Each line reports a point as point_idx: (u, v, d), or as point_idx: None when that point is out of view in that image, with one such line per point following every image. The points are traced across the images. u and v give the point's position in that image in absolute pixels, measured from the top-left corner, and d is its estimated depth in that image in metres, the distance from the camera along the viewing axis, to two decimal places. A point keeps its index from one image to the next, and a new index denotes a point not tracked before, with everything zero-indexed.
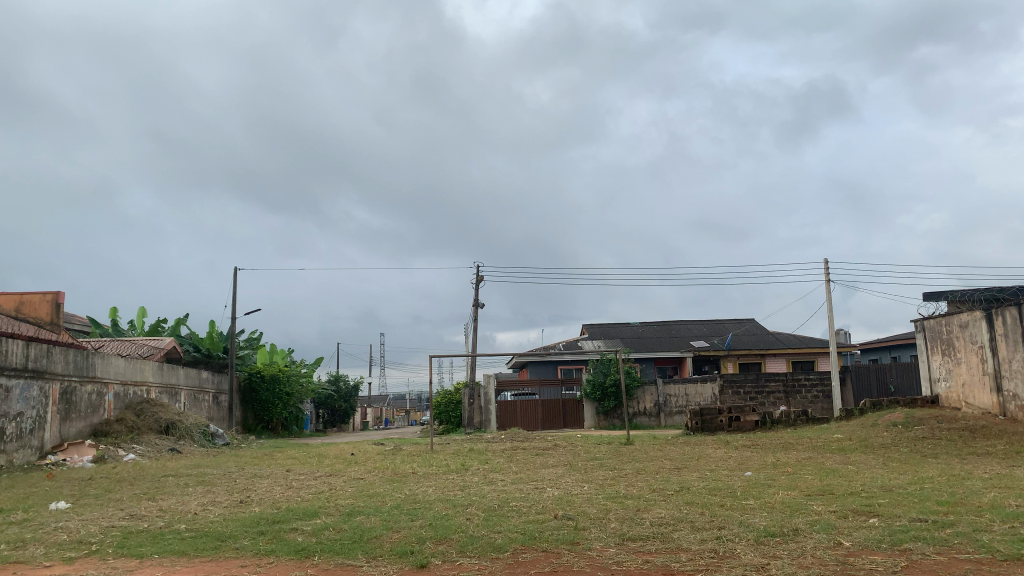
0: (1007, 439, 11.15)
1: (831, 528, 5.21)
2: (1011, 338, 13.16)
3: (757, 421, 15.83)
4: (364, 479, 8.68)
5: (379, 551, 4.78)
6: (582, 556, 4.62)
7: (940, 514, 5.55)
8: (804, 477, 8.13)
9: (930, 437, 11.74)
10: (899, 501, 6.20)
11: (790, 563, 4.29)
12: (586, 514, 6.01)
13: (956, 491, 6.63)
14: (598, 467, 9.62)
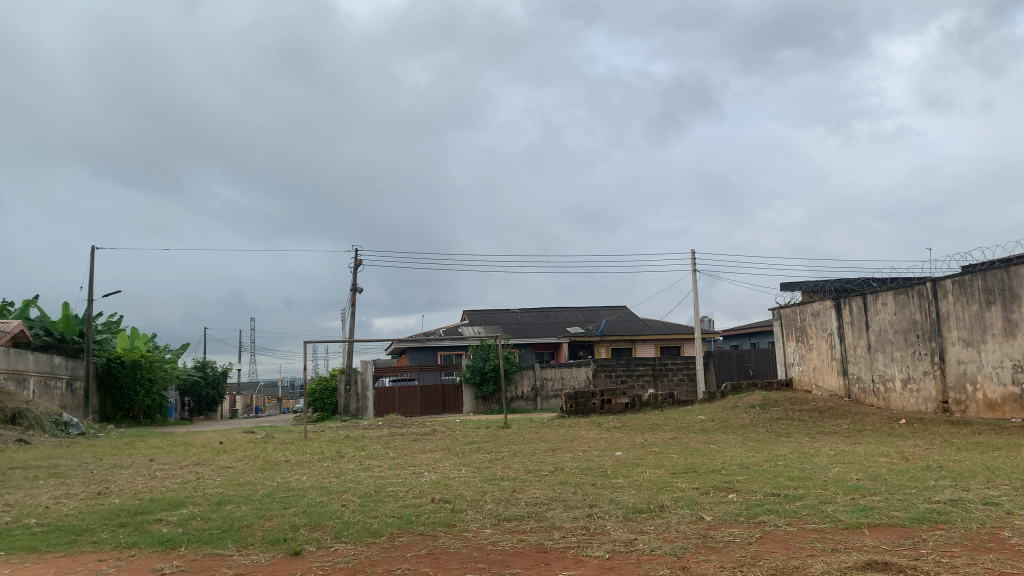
0: (851, 418, 12.10)
1: (694, 503, 5.51)
2: (857, 325, 14.24)
3: (627, 403, 16.45)
4: (233, 468, 8.38)
5: (251, 539, 4.65)
6: (459, 537, 4.67)
7: (791, 488, 5.97)
8: (670, 456, 8.55)
9: (784, 417, 12.58)
10: (755, 477, 6.64)
11: (656, 538, 4.51)
12: (463, 496, 6.08)
13: (805, 467, 7.16)
14: (475, 450, 9.75)
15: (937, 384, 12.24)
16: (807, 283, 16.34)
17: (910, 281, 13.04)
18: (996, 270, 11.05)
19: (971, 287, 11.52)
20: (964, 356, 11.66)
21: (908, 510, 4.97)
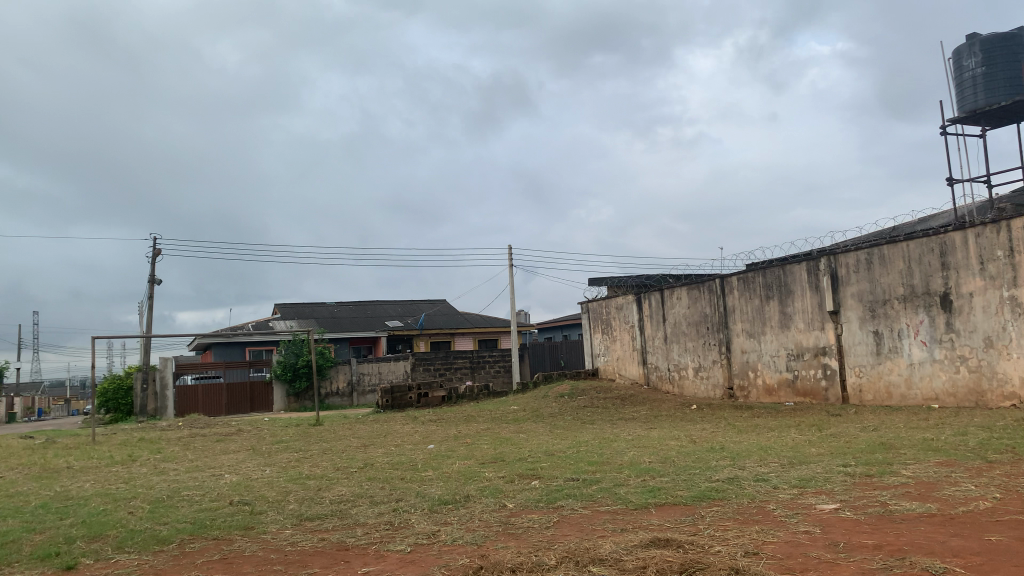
0: (649, 405, 12.93)
1: (498, 492, 5.66)
2: (655, 318, 15.21)
3: (443, 396, 16.57)
4: (2, 478, 7.55)
5: (16, 556, 4.21)
6: (256, 540, 4.50)
7: (590, 473, 6.29)
8: (479, 447, 8.71)
9: (590, 405, 13.21)
10: (557, 463, 6.93)
11: (459, 528, 4.58)
12: (265, 497, 5.86)
13: (604, 452, 7.56)
14: (282, 449, 9.42)
15: (724, 371, 13.34)
16: (612, 279, 17.21)
17: (703, 277, 14.11)
18: (774, 268, 12.21)
19: (753, 283, 12.66)
20: (747, 346, 12.81)
21: (690, 489, 5.40)
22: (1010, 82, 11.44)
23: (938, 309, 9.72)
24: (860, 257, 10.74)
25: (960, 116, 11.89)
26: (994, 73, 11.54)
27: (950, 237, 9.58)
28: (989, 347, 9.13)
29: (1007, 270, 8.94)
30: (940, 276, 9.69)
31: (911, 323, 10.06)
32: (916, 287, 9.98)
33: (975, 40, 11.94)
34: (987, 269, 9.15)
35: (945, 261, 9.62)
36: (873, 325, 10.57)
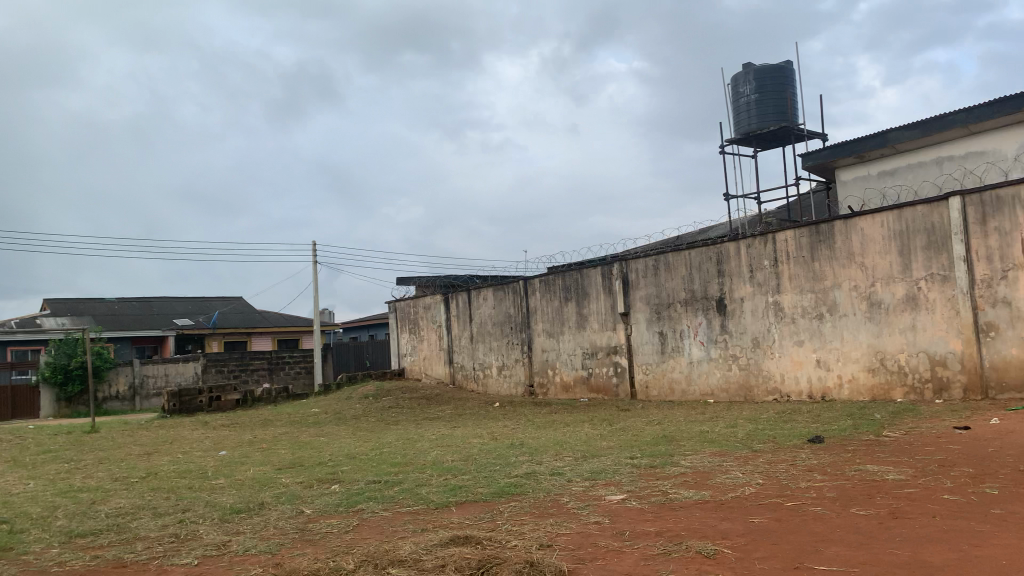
0: (453, 404, 13.06)
1: (296, 497, 5.47)
2: (461, 318, 15.40)
3: (238, 399, 15.75)
4: None
5: None
6: (15, 563, 4.03)
7: (392, 474, 6.25)
8: (277, 452, 8.36)
9: (394, 406, 13.12)
10: (359, 466, 6.81)
11: (252, 537, 4.38)
12: (27, 515, 5.26)
13: (407, 453, 7.54)
14: (50, 461, 8.50)
15: (525, 370, 13.78)
16: (419, 278, 17.21)
17: (506, 278, 14.48)
18: (572, 271, 12.77)
19: (554, 285, 13.17)
20: (547, 345, 13.31)
21: (490, 485, 5.52)
22: (778, 109, 12.76)
23: (714, 312, 10.64)
24: (649, 262, 11.51)
25: (736, 136, 13.09)
26: (764, 100, 12.81)
27: (725, 247, 10.52)
28: (756, 346, 10.14)
29: (771, 277, 9.98)
30: (717, 282, 10.61)
31: (692, 325, 10.92)
32: (697, 291, 10.86)
33: (749, 68, 13.18)
34: (756, 276, 10.16)
35: (721, 268, 10.55)
36: (659, 326, 11.37)
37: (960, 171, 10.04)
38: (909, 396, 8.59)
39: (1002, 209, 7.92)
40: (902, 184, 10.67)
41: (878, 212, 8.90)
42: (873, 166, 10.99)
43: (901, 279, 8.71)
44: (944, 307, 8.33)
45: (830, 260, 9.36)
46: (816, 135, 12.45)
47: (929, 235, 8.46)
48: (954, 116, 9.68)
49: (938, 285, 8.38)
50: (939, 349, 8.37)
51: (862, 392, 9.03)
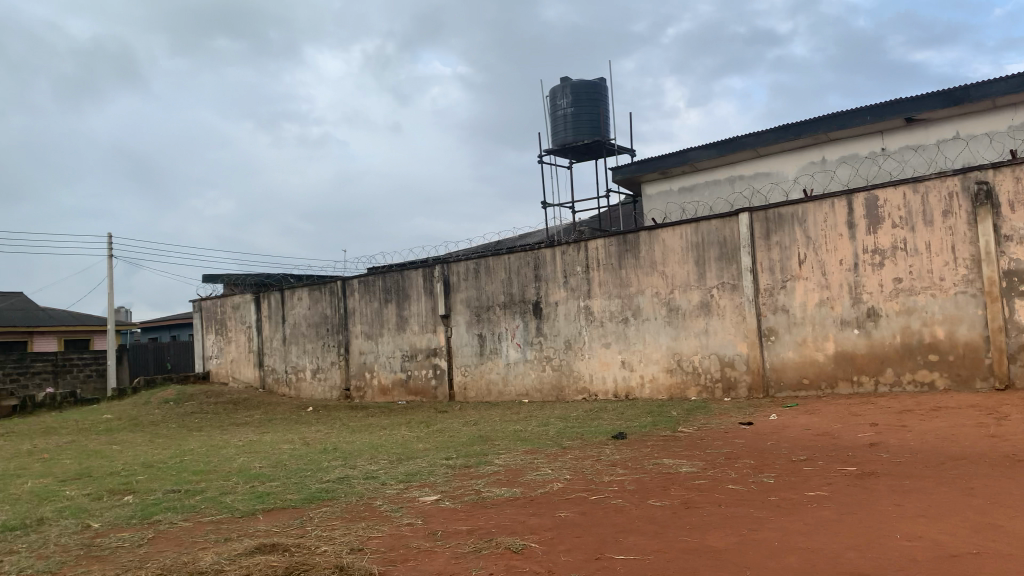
0: (263, 409, 12.52)
1: (81, 511, 5.01)
2: (274, 319, 14.82)
3: (15, 406, 14.18)
4: None
5: None
6: None
7: (193, 483, 5.89)
8: (60, 463, 7.61)
9: (198, 411, 12.37)
10: (157, 475, 6.36)
11: (27, 556, 3.96)
12: None
13: (211, 460, 7.14)
14: None
15: (341, 373, 13.48)
16: (228, 276, 16.35)
17: (323, 279, 14.11)
18: (392, 272, 12.67)
19: (373, 286, 12.99)
20: (364, 347, 13.11)
21: (300, 491, 5.35)
22: (592, 123, 13.40)
23: (530, 315, 10.97)
24: (469, 266, 11.67)
25: (553, 147, 13.58)
26: (580, 114, 13.40)
27: (541, 253, 10.88)
28: (568, 349, 10.57)
29: (583, 283, 10.44)
30: (533, 286, 10.94)
31: (509, 328, 11.19)
32: (514, 295, 11.14)
33: (566, 83, 13.72)
34: (569, 282, 10.58)
35: (537, 273, 10.90)
36: (477, 328, 11.55)
37: (749, 190, 11.05)
38: (702, 395, 9.31)
39: (783, 226, 8.80)
40: (700, 200, 11.55)
41: (679, 225, 9.57)
42: (674, 182, 11.80)
43: (696, 287, 9.41)
44: (733, 313, 9.10)
45: (635, 267, 9.94)
46: (625, 151, 13.20)
47: (721, 247, 9.22)
48: (744, 140, 10.61)
49: (728, 293, 9.15)
50: (728, 351, 9.14)
51: (661, 392, 9.67)
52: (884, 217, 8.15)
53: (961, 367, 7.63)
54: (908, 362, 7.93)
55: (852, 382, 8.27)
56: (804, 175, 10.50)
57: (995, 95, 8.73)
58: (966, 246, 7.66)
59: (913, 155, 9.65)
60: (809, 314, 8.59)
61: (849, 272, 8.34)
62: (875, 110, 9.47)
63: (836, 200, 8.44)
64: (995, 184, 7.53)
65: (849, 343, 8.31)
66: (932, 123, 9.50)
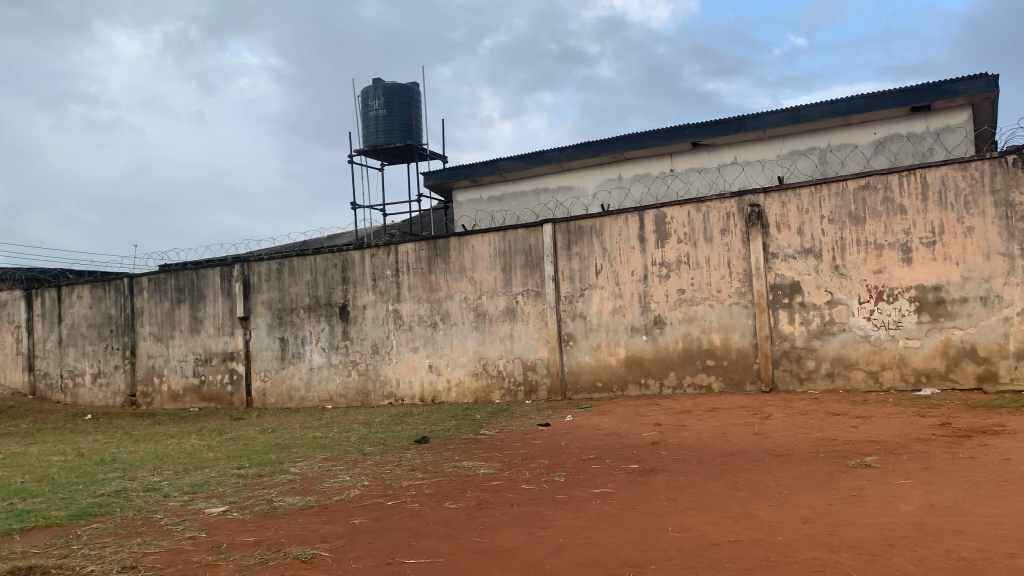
0: (32, 418, 11.32)
1: None
2: (48, 319, 13.45)
3: None
4: None
5: None
6: None
7: None
8: None
9: None
10: None
11: None
12: None
13: None
14: None
15: (126, 378, 12.48)
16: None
17: (107, 276, 13.01)
18: (187, 271, 11.92)
19: (164, 285, 12.13)
20: (153, 351, 12.24)
21: (68, 507, 4.89)
22: (404, 127, 13.38)
23: (335, 319, 10.74)
24: (271, 266, 11.23)
25: (365, 148, 13.40)
26: (392, 117, 13.33)
27: (349, 255, 10.69)
28: (375, 353, 10.47)
29: (392, 286, 10.38)
30: (340, 289, 10.73)
31: (313, 331, 10.89)
32: (319, 297, 10.86)
33: (378, 84, 13.59)
34: (377, 285, 10.49)
35: (345, 275, 10.70)
36: (279, 331, 11.14)
37: (553, 203, 11.51)
38: (505, 398, 9.56)
39: (582, 237, 9.25)
40: (507, 210, 11.86)
41: (486, 232, 9.78)
42: (483, 191, 12.03)
43: (502, 293, 9.66)
44: (536, 319, 9.44)
45: (444, 273, 10.03)
46: (437, 156, 13.30)
47: (526, 256, 9.53)
48: (550, 153, 11.03)
49: (532, 299, 9.48)
50: (530, 355, 9.46)
51: (466, 395, 9.82)
52: (671, 233, 8.79)
53: (733, 371, 8.39)
54: (690, 366, 8.61)
55: (641, 385, 8.83)
56: (604, 190, 11.11)
57: (767, 127, 9.72)
58: (739, 261, 8.45)
59: (697, 177, 10.52)
60: (604, 320, 9.08)
61: (640, 283, 8.92)
62: (667, 133, 10.20)
63: (630, 215, 9.00)
64: (765, 207, 8.37)
65: (638, 349, 8.88)
66: (715, 148, 10.40)
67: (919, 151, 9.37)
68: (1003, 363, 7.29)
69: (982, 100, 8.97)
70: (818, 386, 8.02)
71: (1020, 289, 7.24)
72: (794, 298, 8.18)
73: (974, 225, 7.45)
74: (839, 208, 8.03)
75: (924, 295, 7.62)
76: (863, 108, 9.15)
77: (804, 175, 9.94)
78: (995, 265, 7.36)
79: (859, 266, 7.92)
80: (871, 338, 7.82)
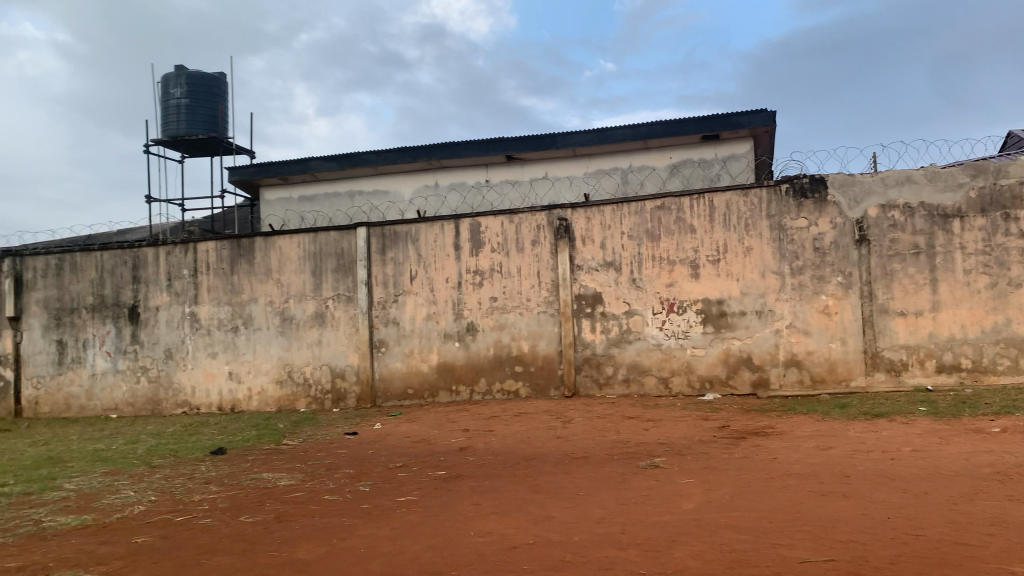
0: None
1: None
2: None
3: None
4: None
5: None
6: None
7: None
8: None
9: None
10: None
11: None
12: None
13: None
14: None
15: None
16: None
17: None
18: None
19: None
20: None
21: None
22: (208, 119, 12.65)
23: (124, 321, 9.93)
24: (50, 261, 10.19)
25: (164, 138, 12.52)
26: (196, 107, 12.56)
27: (142, 252, 9.93)
28: (169, 358, 9.78)
29: (189, 287, 9.76)
30: (131, 288, 9.94)
31: (98, 334, 10.00)
32: (106, 297, 9.99)
33: (181, 71, 12.76)
34: (173, 286, 9.81)
35: (137, 274, 9.92)
36: (57, 334, 10.12)
37: (367, 206, 11.35)
38: (311, 405, 9.28)
39: (396, 243, 9.19)
40: (319, 211, 11.53)
41: (296, 233, 9.45)
42: (294, 191, 11.63)
43: (311, 297, 9.37)
44: (346, 324, 9.24)
45: (248, 274, 9.57)
46: (245, 152, 12.69)
47: (338, 259, 9.32)
48: (365, 156, 10.86)
49: (342, 304, 9.28)
50: (339, 362, 9.25)
51: (269, 404, 9.42)
52: (484, 242, 8.95)
53: (539, 378, 8.67)
54: (498, 373, 8.79)
55: (451, 392, 8.90)
56: (418, 197, 11.12)
57: (576, 144, 10.16)
58: (547, 272, 8.76)
59: (510, 189, 10.80)
60: (416, 327, 9.06)
61: (453, 290, 9.00)
62: (482, 144, 10.39)
63: (444, 223, 9.07)
64: (572, 221, 8.75)
65: (449, 356, 8.94)
66: (527, 162, 10.73)
67: (708, 176, 10.20)
68: (773, 371, 8.07)
69: (761, 133, 9.92)
70: (616, 392, 8.47)
71: (788, 304, 8.07)
72: (596, 309, 8.59)
73: (752, 246, 8.21)
74: (638, 225, 8.55)
75: (710, 308, 8.29)
76: (662, 132, 9.81)
77: (608, 193, 10.50)
78: (769, 282, 8.15)
79: (655, 280, 8.47)
80: (663, 347, 8.38)
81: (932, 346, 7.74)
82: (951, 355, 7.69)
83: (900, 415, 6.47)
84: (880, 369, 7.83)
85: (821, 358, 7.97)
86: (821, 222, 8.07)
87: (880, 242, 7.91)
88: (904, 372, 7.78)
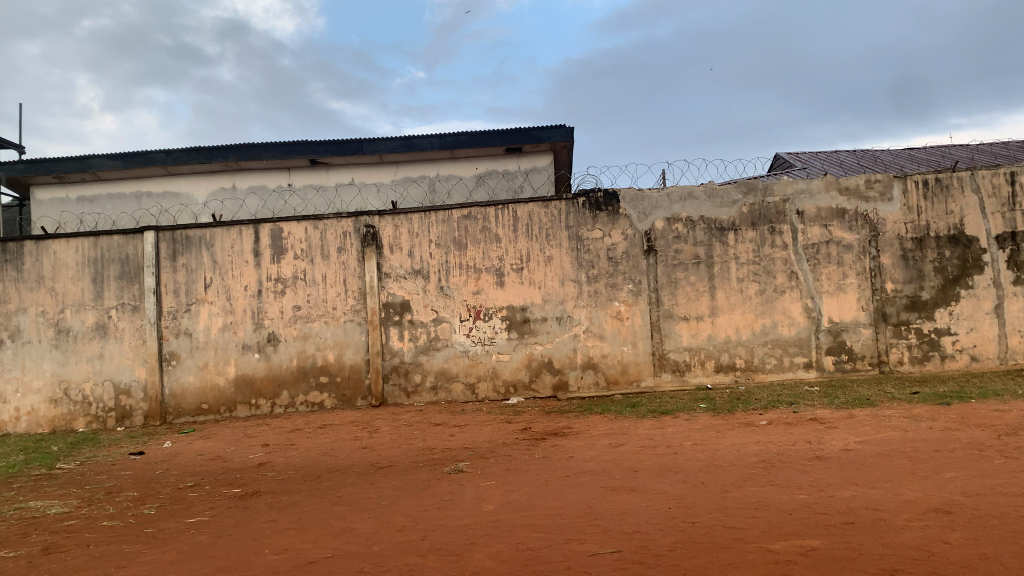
0: None
1: None
2: None
3: None
4: None
5: None
6: None
7: None
8: None
9: None
10: None
11: None
12: None
13: None
14: None
15: None
16: None
17: None
18: None
19: None
20: None
21: None
22: None
23: None
24: None
25: None
26: None
27: None
28: None
29: None
30: None
31: None
32: None
33: None
34: None
35: None
36: None
37: (157, 209, 10.61)
38: (91, 425, 8.52)
39: (190, 248, 8.67)
40: (102, 213, 10.62)
41: (73, 237, 8.64)
42: (72, 190, 10.63)
43: (91, 307, 8.61)
44: (131, 336, 8.57)
45: (15, 282, 8.63)
46: (11, 146, 11.41)
47: (122, 265, 8.63)
48: (155, 155, 10.13)
49: (128, 314, 8.60)
50: (123, 378, 8.56)
51: (41, 425, 8.54)
52: (287, 249, 8.66)
53: (344, 388, 8.52)
54: (302, 384, 8.53)
55: (251, 405, 8.52)
56: (215, 201, 10.55)
57: (383, 151, 10.09)
58: (354, 279, 8.62)
59: (315, 195, 10.55)
60: (212, 338, 8.58)
61: (252, 299, 8.62)
62: (285, 147, 10.04)
63: (243, 228, 8.67)
64: (379, 229, 8.68)
65: (248, 368, 8.55)
66: (333, 168, 10.51)
67: (512, 187, 10.50)
68: (572, 373, 8.46)
69: (562, 148, 10.38)
70: (424, 399, 8.50)
71: (586, 310, 8.49)
72: (404, 316, 8.58)
73: (553, 255, 8.55)
74: (444, 234, 8.65)
75: (513, 315, 8.54)
76: (468, 143, 9.98)
77: (415, 201, 10.54)
78: (568, 290, 8.52)
79: (461, 288, 8.59)
80: (469, 353, 8.52)
81: (711, 348, 8.45)
82: (727, 356, 8.44)
83: (684, 412, 7.00)
84: (667, 370, 8.44)
85: (615, 361, 8.46)
86: (614, 233, 8.57)
87: (666, 252, 8.53)
88: (687, 372, 8.43)
